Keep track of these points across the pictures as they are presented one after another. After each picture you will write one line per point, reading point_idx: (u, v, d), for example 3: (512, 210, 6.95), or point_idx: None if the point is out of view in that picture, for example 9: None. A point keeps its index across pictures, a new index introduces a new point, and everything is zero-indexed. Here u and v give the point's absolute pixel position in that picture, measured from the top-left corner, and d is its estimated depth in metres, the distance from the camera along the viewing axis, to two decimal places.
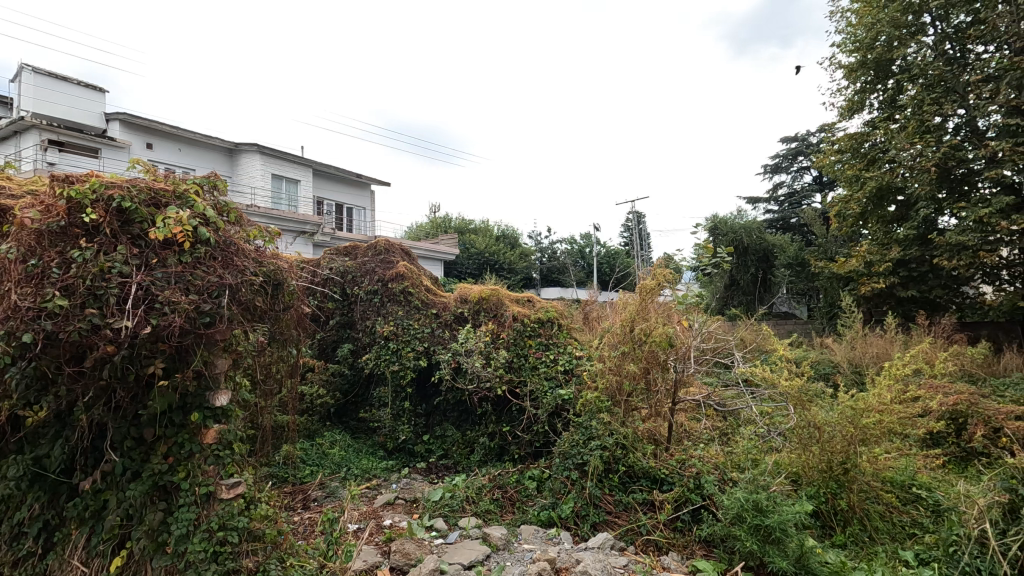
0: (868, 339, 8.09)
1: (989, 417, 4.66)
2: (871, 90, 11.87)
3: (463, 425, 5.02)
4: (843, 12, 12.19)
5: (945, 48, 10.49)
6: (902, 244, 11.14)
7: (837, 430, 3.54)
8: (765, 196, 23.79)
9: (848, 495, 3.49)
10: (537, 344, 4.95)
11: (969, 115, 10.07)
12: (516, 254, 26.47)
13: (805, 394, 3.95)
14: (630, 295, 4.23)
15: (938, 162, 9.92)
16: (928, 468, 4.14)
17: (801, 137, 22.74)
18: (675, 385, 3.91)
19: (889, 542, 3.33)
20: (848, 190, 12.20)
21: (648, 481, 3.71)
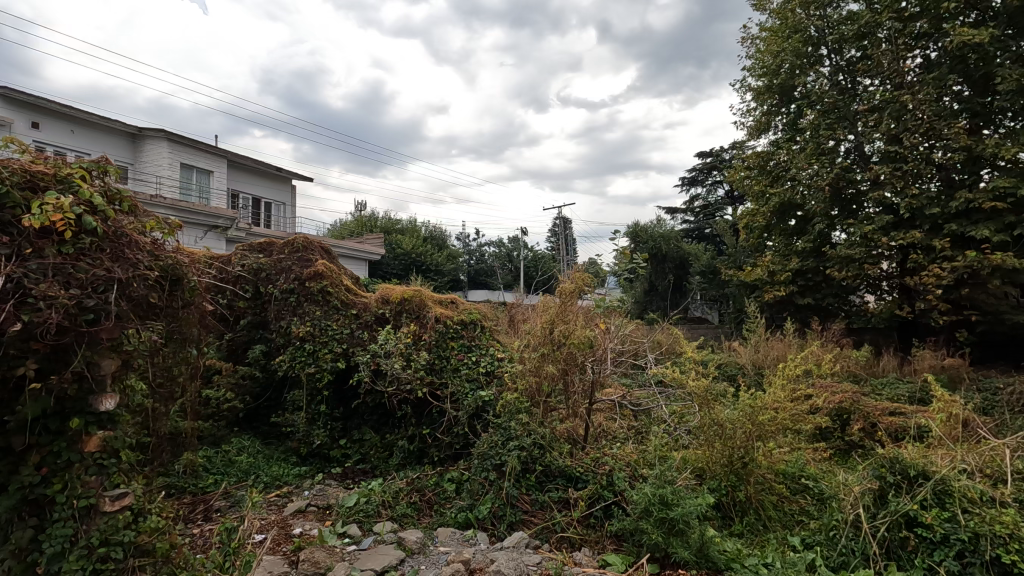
0: (769, 343, 8.76)
1: (867, 413, 5.24)
2: (776, 113, 12.90)
3: (382, 428, 4.94)
4: (753, 39, 13.14)
5: (838, 79, 11.58)
6: (800, 255, 12.14)
7: (737, 427, 3.80)
8: (682, 207, 25.17)
9: (746, 487, 3.76)
10: (459, 346, 4.98)
11: (858, 141, 11.15)
12: (444, 256, 26.29)
13: (710, 393, 4.21)
14: (551, 297, 4.33)
15: (831, 181, 10.96)
16: (815, 461, 4.55)
17: (715, 154, 24.26)
18: (591, 386, 4.05)
19: (781, 529, 3.60)
20: (755, 204, 13.14)
21: (563, 480, 3.80)
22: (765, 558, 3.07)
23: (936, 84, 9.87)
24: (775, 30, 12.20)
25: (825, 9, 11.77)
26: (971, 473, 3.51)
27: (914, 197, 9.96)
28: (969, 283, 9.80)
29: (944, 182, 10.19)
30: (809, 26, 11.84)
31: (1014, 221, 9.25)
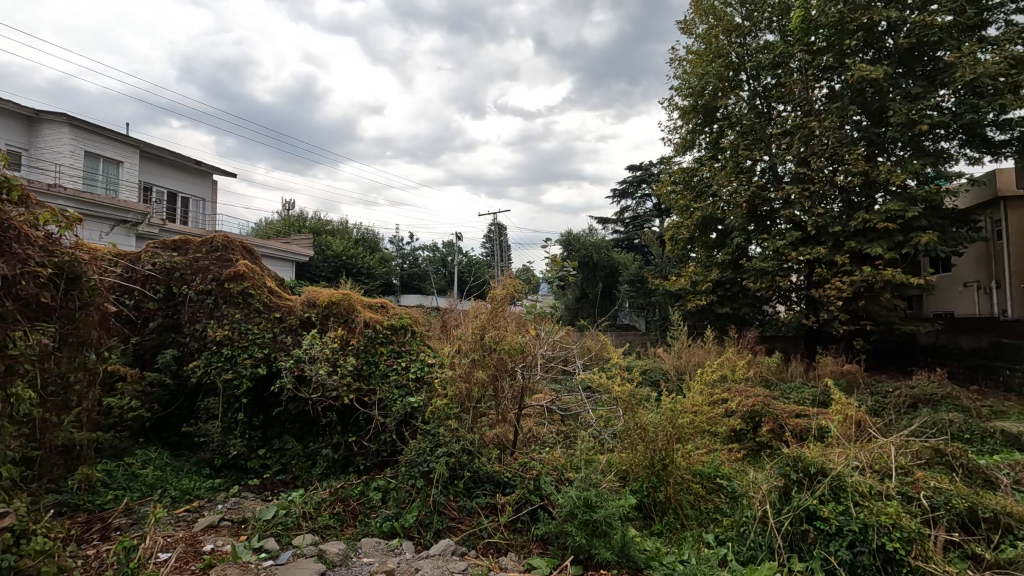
0: (691, 350, 9.20)
1: (776, 415, 5.64)
2: (700, 131, 13.60)
3: (305, 437, 4.75)
4: (680, 60, 13.85)
5: (755, 103, 12.43)
6: (720, 266, 12.86)
7: (659, 430, 3.97)
8: (613, 218, 26.01)
9: (666, 488, 3.92)
10: (389, 351, 4.89)
11: (772, 162, 11.98)
12: (377, 259, 25.70)
13: (634, 397, 4.37)
14: (482, 303, 4.35)
15: (748, 199, 11.72)
16: (730, 460, 4.84)
17: (644, 168, 25.30)
18: (521, 391, 4.10)
19: (697, 526, 3.78)
20: (680, 217, 13.78)
21: (491, 485, 3.81)
22: (681, 555, 3.22)
23: (839, 113, 10.82)
24: (700, 54, 12.88)
25: (744, 37, 12.73)
26: (862, 469, 3.84)
27: (820, 216, 10.83)
28: (864, 296, 10.76)
29: (844, 203, 11.17)
30: (731, 52, 12.66)
31: (902, 241, 10.27)
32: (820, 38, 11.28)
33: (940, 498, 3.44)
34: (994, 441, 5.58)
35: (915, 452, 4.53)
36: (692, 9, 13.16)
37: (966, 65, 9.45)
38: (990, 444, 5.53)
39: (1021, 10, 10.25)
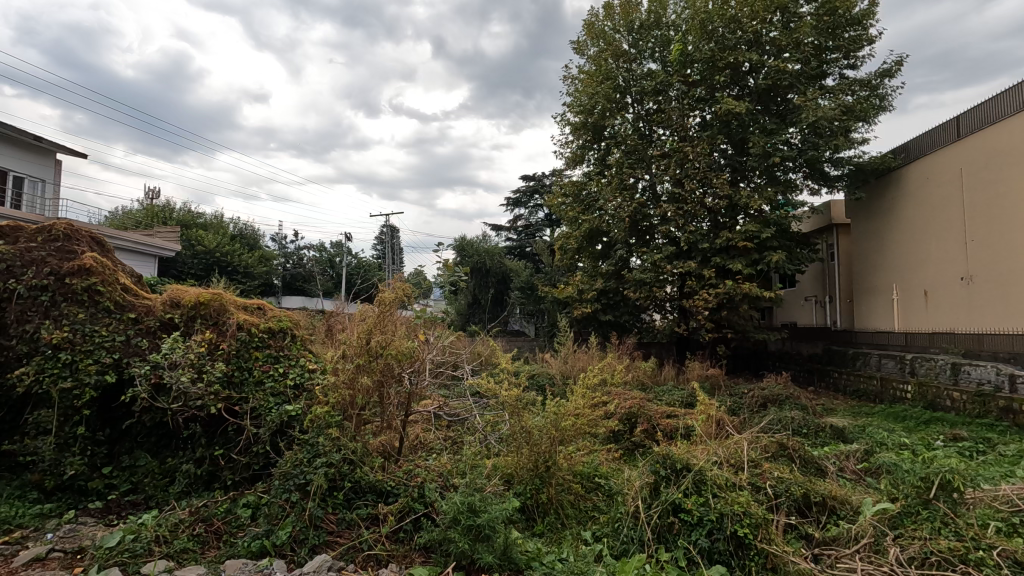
0: (576, 355, 9.61)
1: (650, 416, 6.06)
2: (589, 148, 14.29)
3: (162, 452, 4.27)
4: (573, 78, 14.51)
5: (639, 125, 13.35)
6: (605, 276, 13.59)
7: (543, 433, 4.12)
8: (506, 226, 26.50)
9: (548, 489, 4.05)
10: (265, 356, 4.56)
11: (652, 181, 12.89)
12: (256, 258, 23.91)
13: (520, 402, 4.48)
14: (369, 307, 4.21)
15: (630, 214, 12.52)
16: (608, 460, 5.11)
17: (537, 178, 26.08)
18: (407, 398, 4.02)
19: (576, 524, 3.94)
20: (569, 228, 14.36)
21: (374, 495, 3.66)
22: (561, 554, 3.33)
23: (709, 141, 11.97)
24: (591, 74, 13.55)
25: (631, 63, 13.48)
26: (721, 463, 4.25)
27: (691, 233, 11.86)
28: (726, 306, 11.95)
29: (712, 223, 12.34)
30: (618, 76, 13.47)
31: (758, 258, 11.56)
32: (695, 71, 12.42)
33: (782, 486, 3.90)
34: (824, 434, 6.43)
35: (764, 446, 5.09)
36: (584, 31, 13.86)
37: (810, 108, 10.90)
38: (821, 436, 6.38)
39: (851, 65, 12.04)
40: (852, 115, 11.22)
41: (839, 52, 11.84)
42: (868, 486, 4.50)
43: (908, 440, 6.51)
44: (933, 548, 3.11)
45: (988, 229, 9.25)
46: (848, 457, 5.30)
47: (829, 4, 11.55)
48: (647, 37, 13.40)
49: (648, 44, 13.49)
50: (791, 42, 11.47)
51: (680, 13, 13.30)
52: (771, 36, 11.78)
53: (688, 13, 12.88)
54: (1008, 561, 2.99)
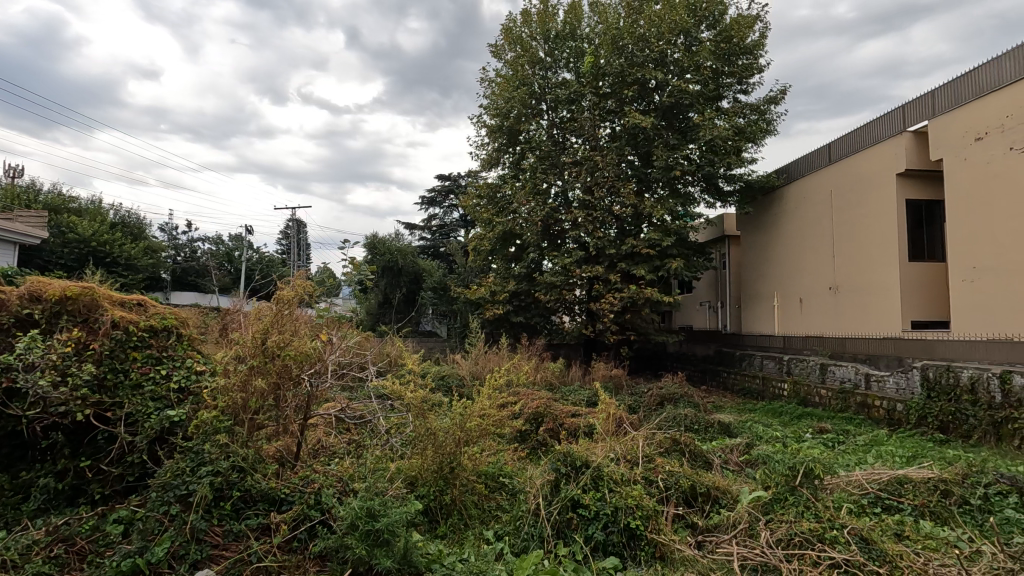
0: (486, 357, 9.69)
1: (555, 415, 6.25)
2: (504, 151, 14.41)
3: (15, 466, 3.79)
4: (490, 81, 14.63)
5: (552, 132, 13.70)
6: (516, 279, 13.77)
7: (447, 434, 4.15)
8: (420, 225, 26.20)
9: (452, 490, 4.07)
10: (144, 357, 4.15)
11: (564, 187, 13.25)
12: (141, 248, 21.81)
13: (426, 404, 4.47)
14: (266, 305, 3.98)
15: (542, 218, 12.81)
16: (513, 459, 5.20)
17: (453, 179, 26.00)
18: (306, 401, 3.87)
19: (479, 524, 3.97)
20: (482, 230, 14.40)
21: (265, 504, 3.47)
22: (462, 554, 3.35)
23: (617, 151, 12.55)
24: (507, 79, 13.67)
25: (546, 71, 13.80)
26: (618, 459, 4.47)
27: (599, 239, 12.36)
28: (630, 310, 12.58)
29: (618, 230, 12.92)
30: (533, 82, 13.71)
31: (659, 265, 12.30)
32: (606, 84, 12.98)
33: (672, 479, 4.18)
34: (712, 429, 6.95)
35: (658, 442, 5.41)
36: (502, 36, 14.02)
37: (707, 127, 11.77)
38: (710, 431, 6.87)
39: (743, 90, 13.11)
40: (743, 135, 12.25)
41: (734, 77, 12.87)
42: (747, 476, 4.93)
43: (781, 432, 7.22)
44: (796, 529, 3.47)
45: (853, 245, 10.41)
46: (732, 450, 5.77)
47: (725, 32, 12.52)
48: (563, 47, 13.79)
49: (563, 54, 13.89)
50: (692, 64, 12.31)
51: (594, 26, 13.81)
52: (675, 57, 12.57)
53: (600, 28, 13.41)
54: (856, 538, 3.39)
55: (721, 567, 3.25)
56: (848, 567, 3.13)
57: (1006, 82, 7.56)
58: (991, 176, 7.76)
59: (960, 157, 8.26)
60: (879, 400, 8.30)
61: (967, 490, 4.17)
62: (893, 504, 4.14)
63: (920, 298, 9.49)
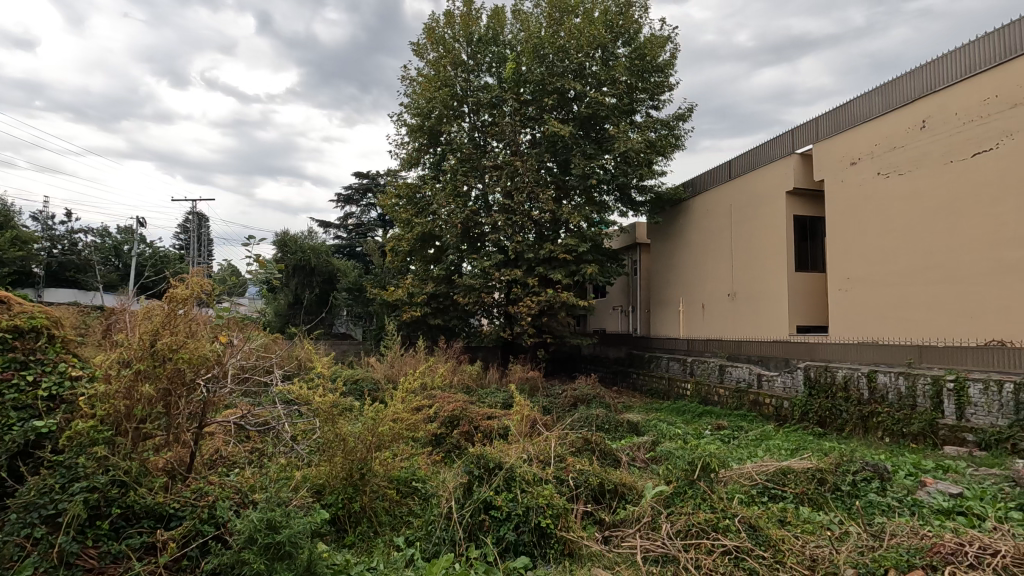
0: (403, 360, 9.51)
1: (471, 418, 6.24)
2: (424, 151, 14.24)
3: None
4: (411, 80, 14.41)
5: (473, 135, 13.70)
6: (435, 281, 13.63)
7: (357, 439, 4.04)
8: (336, 223, 25.28)
9: (362, 497, 3.96)
10: (5, 361, 3.64)
11: (484, 190, 13.28)
12: (7, 239, 19.28)
13: (336, 409, 4.32)
14: (155, 305, 3.66)
15: (462, 221, 12.76)
16: (427, 463, 5.13)
17: (371, 177, 25.33)
18: (202, 408, 3.61)
19: (389, 531, 3.89)
20: (401, 230, 14.11)
21: (151, 521, 3.18)
22: (370, 563, 3.26)
23: (537, 158, 12.79)
24: (429, 79, 13.52)
25: (468, 74, 13.80)
26: (530, 460, 4.54)
27: (518, 243, 12.52)
28: (547, 313, 12.85)
29: (537, 234, 13.17)
30: (455, 84, 13.67)
31: (575, 270, 12.68)
32: (527, 91, 13.20)
33: (582, 477, 4.30)
34: (622, 428, 7.24)
35: (571, 442, 5.56)
36: (424, 35, 13.86)
37: (621, 139, 12.32)
38: (619, 431, 7.16)
39: (655, 106, 13.82)
40: (654, 149, 12.92)
41: (646, 93, 13.55)
42: (651, 472, 5.18)
43: (684, 430, 7.67)
44: (694, 521, 3.69)
45: (749, 256, 11.27)
46: (639, 448, 6.03)
47: (639, 50, 13.17)
48: (485, 51, 13.84)
49: (485, 58, 13.96)
50: (609, 78, 12.82)
51: (516, 34, 13.98)
52: (593, 69, 13.03)
53: (522, 36, 13.60)
54: (745, 525, 3.66)
55: (626, 560, 3.43)
56: (738, 553, 3.38)
57: (876, 114, 8.53)
58: (864, 197, 8.71)
59: (838, 179, 9.21)
60: (769, 398, 9.04)
61: (839, 478, 4.64)
62: (778, 493, 4.52)
63: (805, 305, 10.44)
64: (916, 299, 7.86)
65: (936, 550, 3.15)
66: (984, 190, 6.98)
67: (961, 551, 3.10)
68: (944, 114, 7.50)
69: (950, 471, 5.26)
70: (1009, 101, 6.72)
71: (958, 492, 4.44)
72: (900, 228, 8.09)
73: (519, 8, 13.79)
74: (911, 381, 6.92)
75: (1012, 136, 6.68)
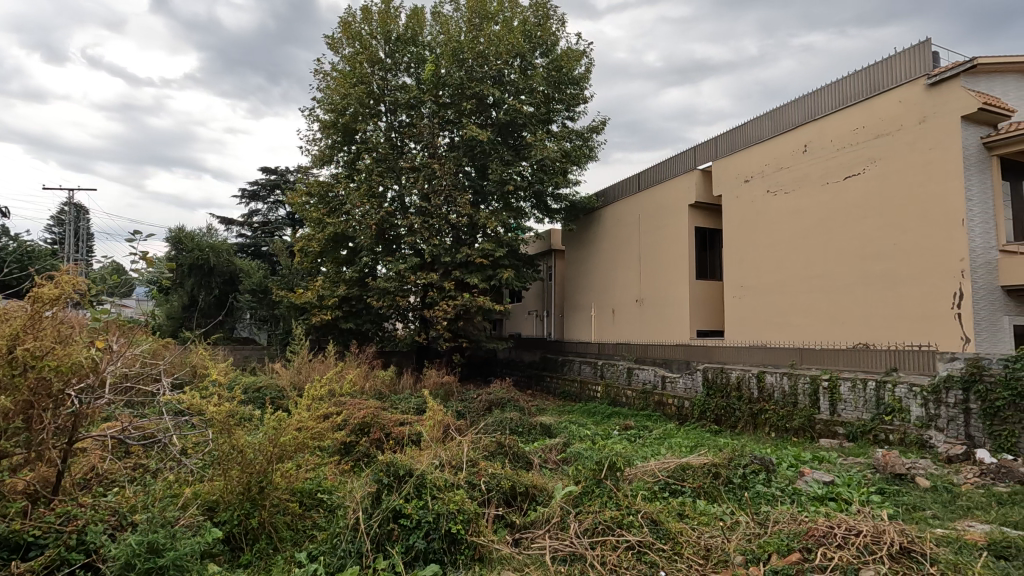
0: (311, 366, 9.10)
1: (383, 425, 6.07)
2: (338, 149, 13.73)
3: None
4: (325, 74, 13.86)
5: (390, 135, 13.41)
6: (347, 283, 13.14)
7: (256, 451, 3.79)
8: (239, 220, 23.73)
9: (260, 512, 3.72)
10: None
11: (400, 191, 13.02)
12: None
13: (232, 419, 4.04)
14: (15, 307, 3.23)
15: (377, 222, 12.42)
16: (334, 473, 4.91)
17: (280, 173, 24.04)
18: (72, 422, 3.19)
19: (290, 547, 3.67)
20: (311, 230, 13.49)
21: (3, 552, 2.80)
22: None
23: (455, 161, 12.75)
24: (344, 75, 13.07)
25: (385, 72, 13.50)
26: (442, 465, 4.49)
27: (435, 247, 12.40)
28: (463, 317, 12.82)
29: (454, 238, 13.11)
30: (372, 82, 13.33)
31: (491, 274, 12.76)
32: (446, 94, 13.10)
33: (493, 481, 4.32)
34: (534, 431, 7.35)
35: (484, 446, 5.56)
36: (340, 29, 13.39)
37: (538, 147, 12.60)
38: (532, 433, 7.26)
39: (571, 117, 14.23)
40: (568, 159, 13.31)
41: (563, 104, 13.94)
42: (562, 473, 5.31)
43: (594, 431, 7.93)
44: (601, 518, 3.82)
45: (655, 264, 11.90)
46: (551, 450, 6.16)
47: (557, 62, 13.54)
48: (403, 51, 13.58)
49: (403, 58, 13.71)
50: (527, 87, 13.07)
51: (436, 37, 13.66)
52: (512, 77, 13.23)
53: (441, 38, 13.41)
54: (647, 520, 3.84)
55: (534, 562, 3.47)
56: (640, 547, 3.54)
57: (766, 136, 9.32)
58: (755, 212, 9.49)
59: (733, 195, 9.99)
60: (672, 399, 9.57)
61: (731, 471, 5.00)
62: (678, 488, 4.79)
63: (704, 311, 11.17)
64: (797, 305, 8.67)
65: (811, 534, 3.47)
66: (853, 209, 7.85)
67: (831, 533, 3.44)
68: (822, 141, 8.37)
69: (824, 461, 5.83)
70: (874, 132, 7.62)
71: (829, 480, 4.94)
72: (785, 241, 8.90)
73: (439, 10, 13.69)
74: (793, 380, 7.61)
75: (876, 162, 7.58)
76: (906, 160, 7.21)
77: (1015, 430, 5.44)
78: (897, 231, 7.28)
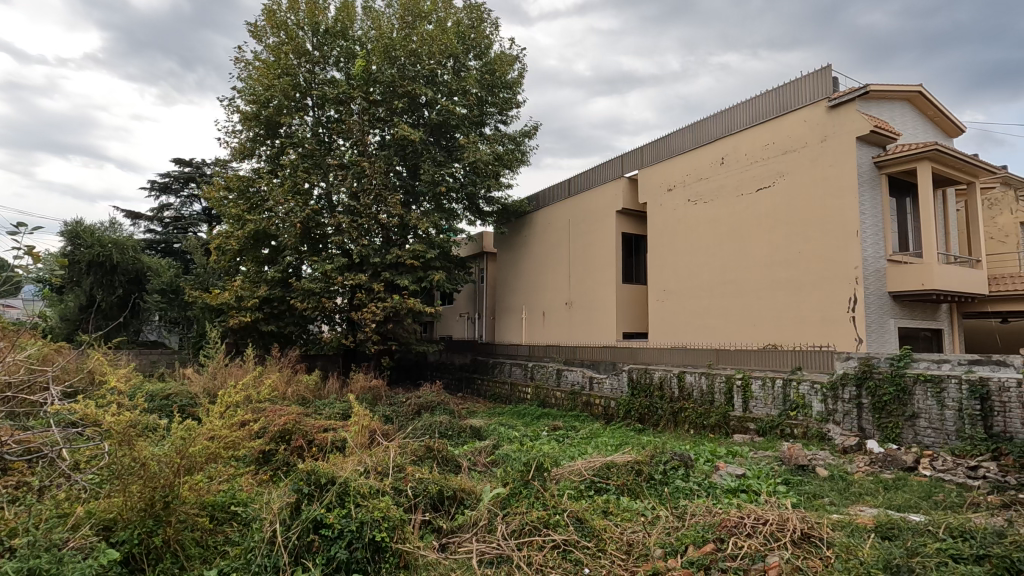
0: (228, 371, 8.58)
1: (306, 432, 5.81)
2: (260, 142, 13.04)
3: None
4: (246, 63, 13.14)
5: (317, 130, 12.92)
6: (268, 283, 12.49)
7: (162, 463, 3.50)
8: (147, 214, 21.99)
9: (165, 530, 3.42)
10: None
11: (327, 189, 12.57)
12: None
13: (133, 429, 3.71)
14: None
15: (302, 221, 11.91)
16: (249, 483, 4.64)
17: (195, 165, 22.52)
18: None
19: (199, 566, 3.42)
20: (229, 227, 12.72)
21: None
22: None
23: (385, 161, 12.47)
24: (267, 65, 12.45)
25: (312, 65, 12.99)
26: (367, 472, 4.36)
27: (363, 247, 12.06)
28: (392, 319, 12.55)
29: (384, 238, 12.80)
30: (298, 74, 12.79)
31: (422, 276, 12.58)
32: (377, 92, 12.75)
33: (420, 486, 4.22)
34: (464, 434, 7.29)
35: (412, 451, 5.45)
36: (264, 17, 12.74)
37: (471, 150, 12.58)
38: (461, 436, 7.19)
39: (503, 121, 14.29)
40: (500, 162, 13.37)
41: (496, 107, 13.99)
42: (490, 476, 5.30)
43: (523, 432, 7.99)
44: (528, 519, 3.85)
45: (583, 268, 12.19)
46: (480, 452, 6.13)
47: (490, 65, 13.58)
48: (332, 44, 13.14)
49: (332, 51, 13.26)
50: (460, 88, 13.02)
51: (367, 31, 13.37)
52: (444, 78, 13.14)
53: (373, 34, 13.07)
54: (573, 519, 3.90)
55: (461, 566, 3.45)
56: (566, 546, 3.60)
57: (687, 149, 9.81)
58: (677, 220, 9.95)
59: (656, 204, 10.44)
60: (599, 399, 9.82)
61: (653, 468, 5.19)
62: (602, 486, 4.91)
63: (629, 314, 11.57)
64: (713, 309, 9.17)
65: (724, 525, 3.67)
66: (763, 219, 8.42)
67: (742, 523, 3.66)
68: (736, 155, 8.93)
69: (737, 455, 6.19)
70: (782, 148, 8.22)
71: (741, 473, 5.26)
72: (702, 248, 9.40)
73: (370, 5, 13.33)
74: (710, 380, 8.02)
75: (783, 177, 8.16)
76: (810, 175, 7.82)
77: (899, 422, 6.08)
78: (802, 240, 7.87)
